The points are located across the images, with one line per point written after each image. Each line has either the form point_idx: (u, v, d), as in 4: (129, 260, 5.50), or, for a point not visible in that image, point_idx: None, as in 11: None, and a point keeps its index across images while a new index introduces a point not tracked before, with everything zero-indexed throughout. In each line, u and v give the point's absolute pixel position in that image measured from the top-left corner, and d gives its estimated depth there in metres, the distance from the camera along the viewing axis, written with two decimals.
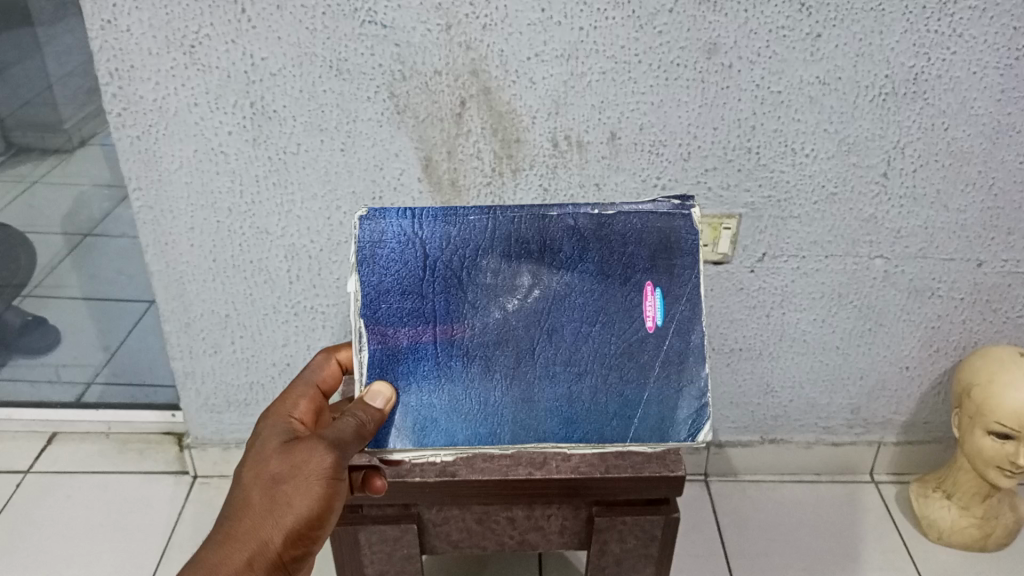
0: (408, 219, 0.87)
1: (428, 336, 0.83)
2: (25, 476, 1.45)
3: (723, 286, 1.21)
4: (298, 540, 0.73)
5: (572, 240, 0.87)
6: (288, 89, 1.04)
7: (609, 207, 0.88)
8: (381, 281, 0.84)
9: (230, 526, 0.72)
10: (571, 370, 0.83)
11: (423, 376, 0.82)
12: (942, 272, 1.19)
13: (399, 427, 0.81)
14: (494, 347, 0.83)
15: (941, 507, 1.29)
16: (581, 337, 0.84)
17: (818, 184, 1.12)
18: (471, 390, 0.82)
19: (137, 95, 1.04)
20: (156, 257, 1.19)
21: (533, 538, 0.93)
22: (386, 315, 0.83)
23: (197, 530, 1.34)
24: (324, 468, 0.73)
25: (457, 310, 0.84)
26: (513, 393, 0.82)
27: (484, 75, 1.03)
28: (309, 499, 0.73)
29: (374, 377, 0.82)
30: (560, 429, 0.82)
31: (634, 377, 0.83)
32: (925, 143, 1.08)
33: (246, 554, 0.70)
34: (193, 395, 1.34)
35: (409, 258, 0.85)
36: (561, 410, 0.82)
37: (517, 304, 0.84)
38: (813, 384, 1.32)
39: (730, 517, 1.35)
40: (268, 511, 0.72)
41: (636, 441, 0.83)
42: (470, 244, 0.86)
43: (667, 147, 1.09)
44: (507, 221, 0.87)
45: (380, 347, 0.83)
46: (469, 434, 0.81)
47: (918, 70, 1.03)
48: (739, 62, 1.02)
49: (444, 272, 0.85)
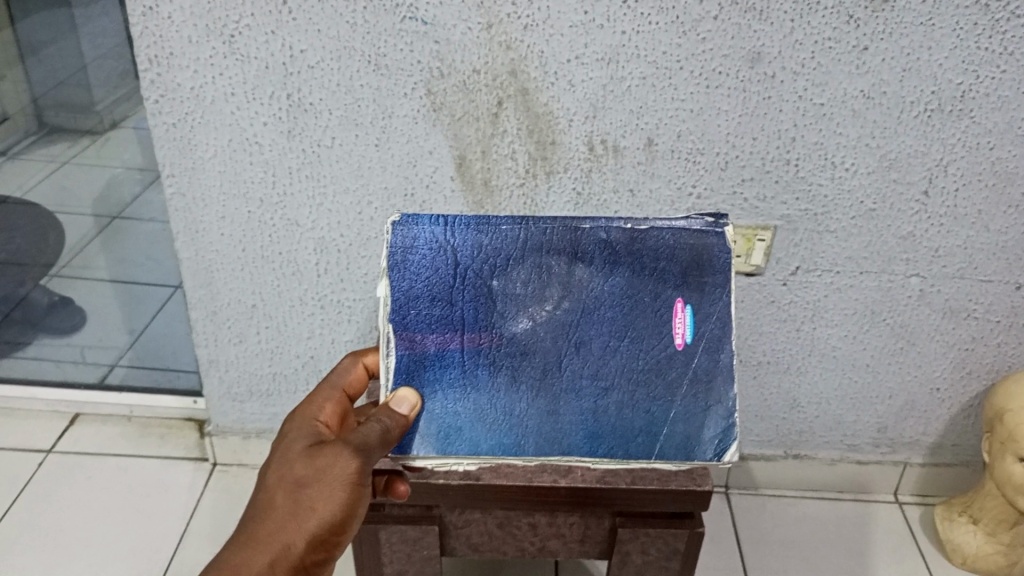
0: (441, 226, 0.87)
1: (456, 343, 0.82)
2: (47, 455, 1.45)
3: (754, 298, 1.19)
4: (320, 545, 0.73)
5: (604, 253, 0.86)
6: (325, 82, 1.04)
7: (641, 222, 0.88)
8: (411, 286, 0.84)
9: (252, 528, 0.71)
10: (598, 384, 0.82)
11: (448, 384, 0.81)
12: (979, 294, 1.17)
13: (422, 434, 0.80)
14: (521, 357, 0.82)
15: (966, 532, 1.27)
16: (609, 350, 0.83)
17: (857, 199, 1.10)
18: (496, 400, 0.81)
19: (175, 82, 1.04)
20: (186, 244, 1.19)
21: (554, 545, 0.92)
22: (415, 321, 0.83)
23: (215, 519, 1.33)
24: (349, 473, 0.73)
25: (486, 319, 0.83)
26: (538, 404, 0.81)
27: (523, 75, 1.02)
28: (332, 504, 0.73)
29: (400, 383, 0.81)
30: (585, 444, 0.80)
31: (662, 394, 0.81)
32: (969, 162, 1.06)
33: (268, 556, 0.70)
34: (216, 382, 1.34)
35: (439, 265, 0.85)
36: (587, 424, 0.81)
37: (546, 315, 0.84)
38: (840, 400, 1.30)
39: (751, 532, 1.34)
40: (291, 515, 0.72)
41: (661, 460, 0.80)
42: (501, 253, 0.86)
43: (705, 155, 1.07)
44: (540, 232, 0.87)
45: (407, 352, 0.82)
46: (493, 445, 0.80)
47: (966, 88, 1.01)
48: (783, 72, 1.00)
49: (474, 281, 0.85)
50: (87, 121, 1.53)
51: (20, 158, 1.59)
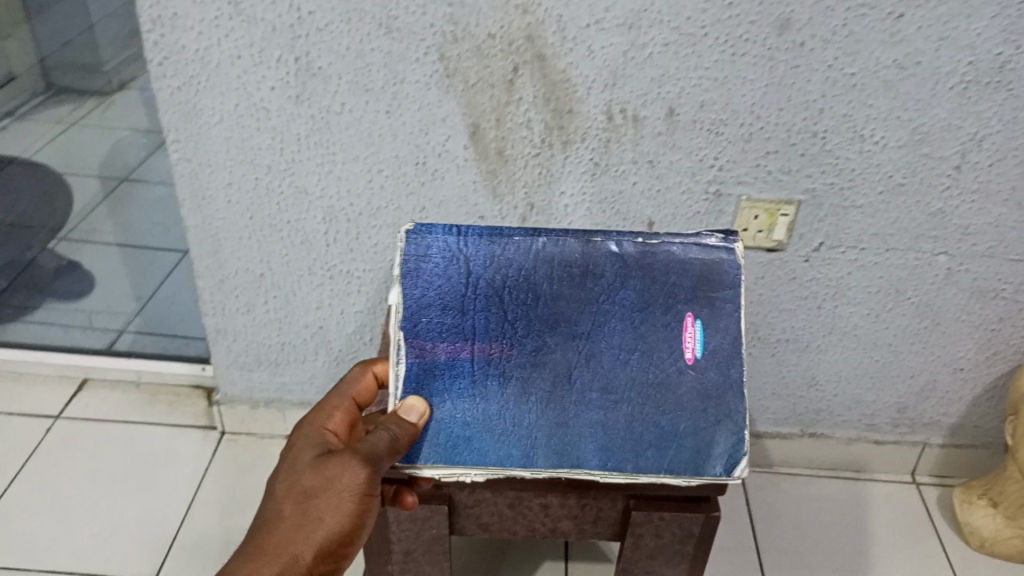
0: (455, 237, 0.87)
1: (466, 353, 0.81)
2: (55, 421, 1.43)
3: (775, 274, 1.16)
4: (329, 556, 0.72)
5: (614, 266, 0.86)
6: (334, 46, 1.00)
7: (652, 238, 0.88)
8: (423, 294, 0.83)
9: (262, 539, 0.72)
10: (607, 397, 0.80)
11: (458, 393, 0.79)
12: (1009, 273, 1.13)
13: (431, 442, 0.77)
14: (531, 368, 0.81)
15: (984, 515, 1.24)
16: (620, 364, 0.81)
17: (885, 174, 1.05)
18: (506, 410, 0.79)
19: (179, 44, 1.01)
20: (193, 211, 1.16)
21: (566, 526, 0.90)
22: (425, 329, 0.82)
23: (224, 489, 1.33)
24: (356, 484, 0.71)
25: (497, 329, 0.82)
26: (548, 416, 0.79)
27: (540, 41, 0.98)
28: (340, 515, 0.72)
29: (409, 391, 0.79)
30: (595, 457, 0.78)
31: (674, 410, 0.79)
32: (1005, 136, 1.01)
33: (277, 567, 0.70)
34: (223, 351, 1.32)
35: (452, 274, 0.85)
36: (597, 436, 0.78)
37: (557, 326, 0.83)
38: (860, 379, 1.27)
39: (764, 512, 1.32)
40: (299, 526, 0.71)
41: (670, 474, 0.77)
42: (514, 265, 0.86)
43: (728, 126, 1.03)
44: (552, 245, 0.87)
45: (417, 360, 0.80)
46: (502, 455, 0.77)
47: (1006, 58, 0.95)
48: (813, 40, 0.95)
49: (488, 289, 0.84)
50: (95, 83, 1.71)
51: (25, 119, 1.73)
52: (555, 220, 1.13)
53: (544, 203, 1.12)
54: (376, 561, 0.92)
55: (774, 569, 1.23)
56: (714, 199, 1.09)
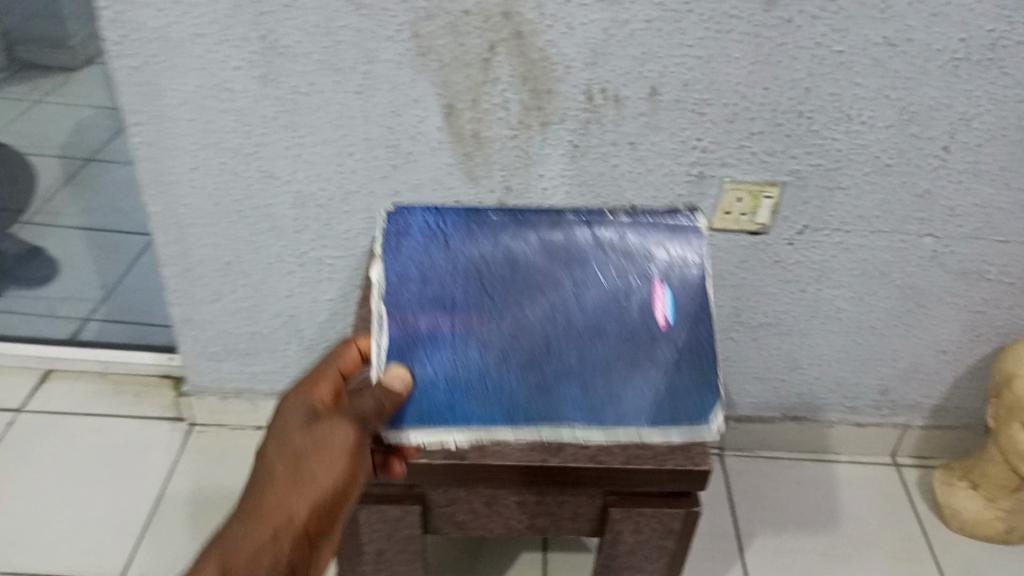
0: (435, 215, 0.96)
1: (447, 323, 0.85)
2: (18, 414, 1.38)
3: (758, 258, 1.13)
4: (324, 516, 0.67)
5: (584, 237, 0.94)
6: (302, 23, 0.94)
7: (617, 214, 0.97)
8: (405, 270, 0.89)
9: (254, 502, 0.67)
10: (583, 359, 0.84)
11: (439, 361, 0.82)
12: (995, 255, 1.11)
13: (415, 407, 0.80)
14: (509, 336, 0.85)
15: (964, 497, 1.24)
16: (593, 329, 0.86)
17: (872, 155, 1.03)
18: (486, 375, 0.82)
19: (136, 21, 0.95)
20: (155, 197, 1.11)
21: (543, 523, 0.88)
22: (407, 302, 0.86)
23: (194, 482, 1.29)
24: (348, 440, 0.69)
25: (476, 300, 0.87)
26: (529, 380, 0.82)
27: (518, 17, 0.93)
28: (334, 472, 0.67)
29: (392, 360, 0.82)
30: (578, 417, 0.81)
31: (653, 376, 0.83)
32: (994, 116, 0.99)
33: (271, 528, 0.65)
34: (191, 341, 1.28)
35: (433, 251, 0.92)
36: (578, 401, 0.82)
37: (535, 296, 0.88)
38: (843, 362, 1.25)
39: (745, 496, 1.30)
40: (292, 485, 0.67)
41: (649, 431, 0.81)
42: (491, 241, 0.93)
43: (713, 106, 0.99)
44: (525, 223, 0.95)
45: (399, 331, 0.84)
46: (485, 419, 0.81)
47: (997, 36, 0.93)
48: (801, 17, 0.92)
49: (464, 266, 0.90)
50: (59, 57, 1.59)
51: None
52: (533, 203, 1.10)
53: (522, 186, 1.08)
54: (350, 561, 0.89)
55: (755, 554, 1.22)
56: (697, 181, 1.06)
